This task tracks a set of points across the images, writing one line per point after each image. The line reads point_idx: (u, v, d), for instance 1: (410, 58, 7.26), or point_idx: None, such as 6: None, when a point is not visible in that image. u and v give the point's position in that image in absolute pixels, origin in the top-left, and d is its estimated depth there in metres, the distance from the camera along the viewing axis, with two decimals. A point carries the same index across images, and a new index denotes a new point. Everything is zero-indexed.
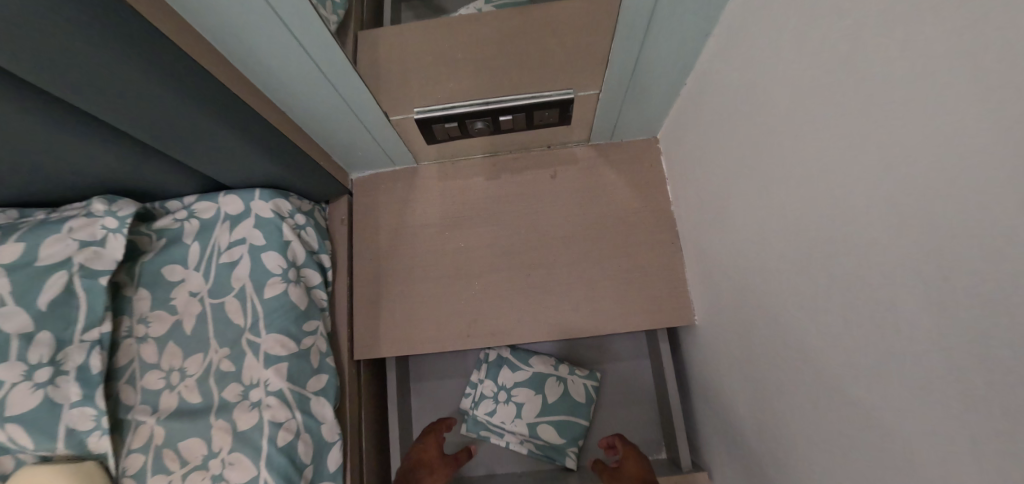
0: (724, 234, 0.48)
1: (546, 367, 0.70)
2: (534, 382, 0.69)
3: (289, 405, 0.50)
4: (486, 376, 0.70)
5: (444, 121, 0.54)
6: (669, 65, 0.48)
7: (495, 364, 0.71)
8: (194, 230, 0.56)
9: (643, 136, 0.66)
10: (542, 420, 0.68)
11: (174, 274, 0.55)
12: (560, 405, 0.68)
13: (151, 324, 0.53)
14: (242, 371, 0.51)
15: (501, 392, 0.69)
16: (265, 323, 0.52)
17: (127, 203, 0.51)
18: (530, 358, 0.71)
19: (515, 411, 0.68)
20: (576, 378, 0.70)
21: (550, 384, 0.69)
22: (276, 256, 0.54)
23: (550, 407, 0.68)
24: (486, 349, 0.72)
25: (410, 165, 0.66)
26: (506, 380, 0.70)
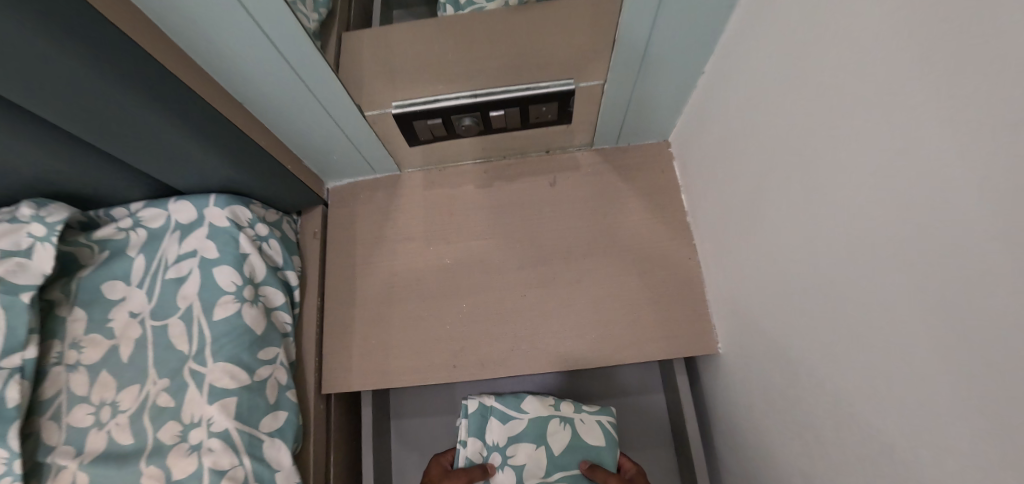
0: (755, 244, 0.40)
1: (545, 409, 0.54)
2: (533, 436, 0.52)
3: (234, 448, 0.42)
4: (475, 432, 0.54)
5: (426, 116, 0.48)
6: (687, 54, 0.42)
7: (478, 417, 0.55)
8: (141, 239, 0.49)
9: (653, 141, 0.59)
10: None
11: (112, 291, 0.48)
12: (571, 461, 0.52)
13: (80, 350, 0.45)
14: (182, 406, 0.43)
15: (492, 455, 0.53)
16: (214, 352, 0.44)
17: (58, 207, 0.44)
18: (522, 401, 0.54)
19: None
20: (586, 415, 0.54)
21: (555, 429, 0.53)
22: (231, 271, 0.47)
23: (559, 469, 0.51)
24: (466, 398, 0.56)
25: (392, 172, 0.59)
26: (498, 439, 0.53)
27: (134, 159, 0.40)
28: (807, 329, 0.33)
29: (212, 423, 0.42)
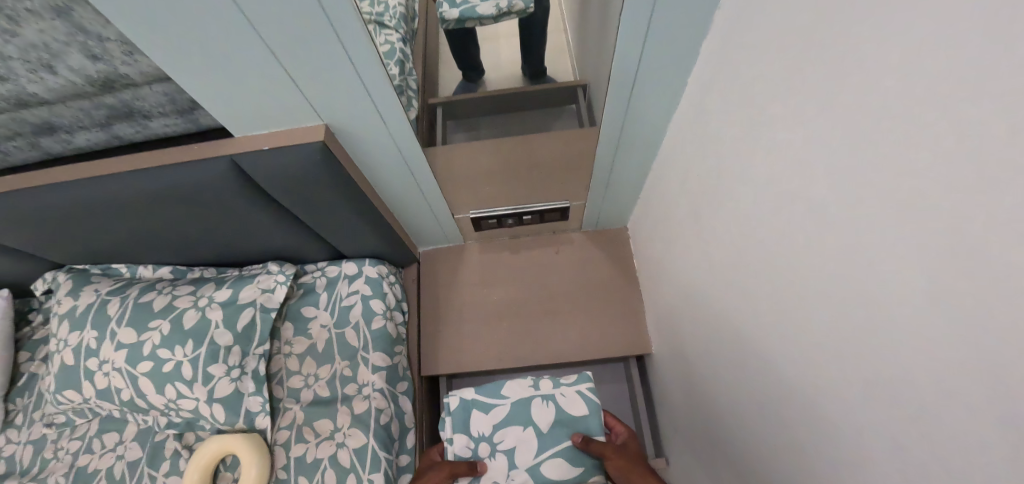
0: (662, 288, 0.82)
1: (525, 391, 0.67)
2: (522, 415, 0.65)
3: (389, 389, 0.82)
4: (460, 423, 0.66)
5: (488, 218, 0.93)
6: (625, 190, 0.87)
7: (460, 412, 0.66)
8: (324, 282, 0.89)
9: (620, 226, 1.01)
10: (546, 455, 0.62)
11: (310, 312, 0.87)
12: (558, 431, 0.63)
13: (293, 345, 0.85)
14: (355, 376, 0.82)
15: (481, 442, 0.64)
16: (372, 344, 0.85)
17: (289, 267, 0.85)
18: (502, 388, 0.68)
19: (507, 457, 0.63)
20: (565, 389, 0.66)
21: (537, 406, 0.66)
22: (379, 301, 0.88)
23: (547, 440, 0.63)
24: (445, 397, 0.67)
25: (461, 243, 1.03)
26: (484, 429, 0.65)
27: (342, 241, 0.84)
28: (682, 328, 0.74)
29: (374, 386, 0.81)
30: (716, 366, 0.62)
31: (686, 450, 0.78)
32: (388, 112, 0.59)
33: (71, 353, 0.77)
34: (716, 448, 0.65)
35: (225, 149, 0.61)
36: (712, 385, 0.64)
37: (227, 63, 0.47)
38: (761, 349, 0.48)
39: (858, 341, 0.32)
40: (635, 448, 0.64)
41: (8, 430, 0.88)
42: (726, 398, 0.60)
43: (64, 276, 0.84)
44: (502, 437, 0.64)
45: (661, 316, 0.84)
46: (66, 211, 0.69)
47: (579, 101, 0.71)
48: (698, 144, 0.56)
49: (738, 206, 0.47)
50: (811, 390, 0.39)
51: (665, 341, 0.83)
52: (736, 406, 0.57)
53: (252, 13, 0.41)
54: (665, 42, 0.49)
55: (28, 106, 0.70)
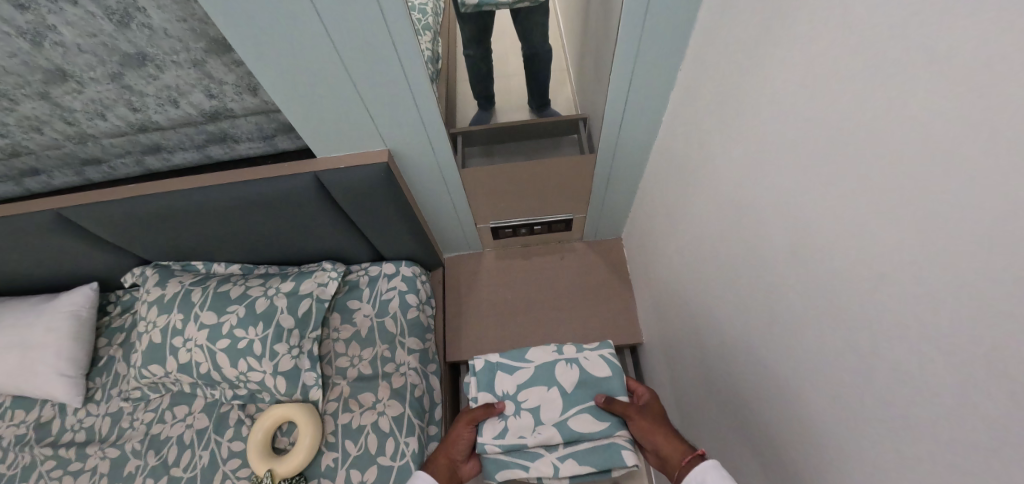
0: (656, 269, 1.07)
1: (549, 355, 0.83)
2: (545, 376, 0.80)
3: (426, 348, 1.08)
4: (484, 379, 0.81)
5: (504, 227, 1.22)
6: (619, 199, 1.17)
7: (487, 374, 0.82)
8: (366, 281, 1.13)
9: (614, 236, 1.34)
10: (574, 411, 0.76)
11: (355, 304, 1.10)
12: (586, 389, 0.78)
13: (340, 330, 1.07)
14: (393, 357, 1.03)
15: (506, 399, 0.79)
16: (407, 331, 1.07)
17: (339, 265, 1.09)
18: (526, 353, 0.84)
19: (535, 413, 0.77)
20: (589, 354, 0.82)
21: (563, 367, 0.81)
22: (414, 295, 1.12)
23: (573, 396, 0.78)
24: (474, 358, 0.84)
25: (479, 251, 1.33)
26: (507, 388, 0.80)
27: (386, 243, 1.09)
28: (671, 305, 1.00)
29: (410, 366, 1.02)
30: (694, 304, 0.87)
31: (673, 375, 1.02)
32: (432, 129, 0.83)
33: (159, 333, 0.99)
34: (695, 362, 0.89)
35: (312, 168, 0.86)
36: (706, 327, 0.82)
37: (330, 102, 0.74)
38: (722, 301, 0.74)
39: (799, 257, 0.51)
40: (658, 407, 0.75)
41: (89, 404, 1.05)
42: (713, 352, 0.80)
43: (151, 271, 1.06)
44: (527, 396, 0.78)
45: (653, 289, 1.10)
46: (178, 214, 0.89)
47: (580, 131, 0.95)
48: (677, 164, 0.86)
49: (711, 186, 0.71)
50: (756, 292, 0.62)
51: (656, 295, 1.09)
52: (706, 319, 0.81)
53: (355, 71, 0.69)
54: (645, 80, 0.78)
55: (141, 129, 0.89)
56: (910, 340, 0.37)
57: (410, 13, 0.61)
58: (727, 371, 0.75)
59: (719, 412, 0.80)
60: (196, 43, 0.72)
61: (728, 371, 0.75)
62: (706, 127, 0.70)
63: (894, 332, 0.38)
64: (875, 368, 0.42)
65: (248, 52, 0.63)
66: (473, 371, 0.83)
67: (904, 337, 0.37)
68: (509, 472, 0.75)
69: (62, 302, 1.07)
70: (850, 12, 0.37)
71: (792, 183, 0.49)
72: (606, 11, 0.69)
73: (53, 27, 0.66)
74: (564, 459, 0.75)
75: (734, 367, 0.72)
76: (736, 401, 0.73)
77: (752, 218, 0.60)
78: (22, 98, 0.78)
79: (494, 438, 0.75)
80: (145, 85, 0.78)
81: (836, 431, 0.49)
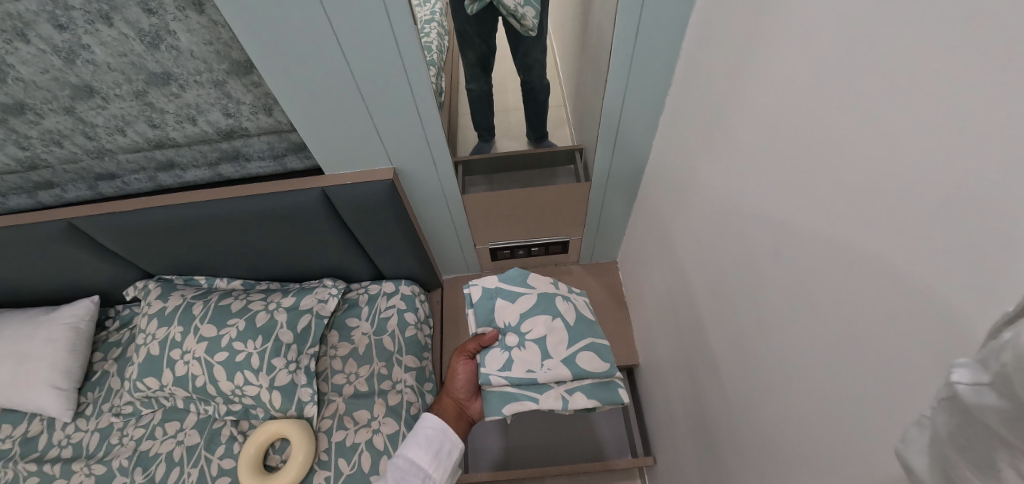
0: (649, 291, 1.10)
1: (548, 286, 0.92)
2: (546, 310, 0.88)
3: (424, 365, 1.10)
4: (482, 314, 0.90)
5: (502, 248, 1.25)
6: (613, 225, 1.22)
7: (486, 314, 0.90)
8: (365, 299, 1.15)
9: (608, 260, 1.40)
10: (577, 349, 0.85)
11: (353, 322, 1.12)
12: (582, 328, 0.88)
13: (338, 348, 1.08)
14: (390, 374, 1.04)
15: (508, 331, 0.87)
16: (405, 349, 1.09)
17: (340, 283, 1.11)
18: (531, 281, 0.92)
19: (539, 346, 0.84)
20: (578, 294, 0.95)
21: (559, 300, 0.91)
22: (412, 314, 1.14)
23: (574, 333, 0.87)
24: (471, 286, 0.93)
25: (477, 272, 1.36)
26: (506, 326, 0.87)
27: (386, 262, 1.12)
28: (665, 325, 1.02)
29: (406, 383, 1.04)
30: (687, 321, 0.89)
31: (673, 397, 1.01)
32: (437, 151, 0.88)
33: (158, 345, 1.00)
34: (694, 383, 0.89)
35: (320, 183, 0.89)
36: (701, 343, 0.83)
37: (342, 121, 0.79)
38: (713, 317, 0.77)
39: (787, 269, 0.53)
40: None
41: (78, 419, 1.05)
42: (707, 365, 0.82)
43: (153, 284, 1.07)
44: (530, 327, 0.86)
45: (648, 311, 1.12)
46: (184, 228, 0.92)
47: (578, 161, 1.00)
48: (666, 188, 0.90)
49: (701, 206, 0.75)
50: (748, 308, 0.64)
51: (654, 317, 1.09)
52: (701, 336, 0.83)
53: (366, 91, 0.73)
54: (637, 105, 0.84)
55: (158, 146, 0.93)
56: (893, 351, 0.38)
57: (420, 37, 0.66)
58: (725, 388, 0.75)
59: (718, 431, 0.80)
60: (220, 64, 0.77)
61: (727, 391, 0.75)
62: (696, 150, 0.74)
63: (879, 343, 0.40)
64: (859, 378, 0.44)
65: (270, 69, 0.68)
66: (473, 302, 0.92)
67: (888, 348, 0.39)
68: (517, 404, 0.81)
69: (61, 314, 1.08)
70: (827, 45, 0.41)
71: (778, 200, 0.53)
72: (597, 49, 0.75)
73: (86, 46, 0.71)
74: (572, 393, 0.83)
75: (731, 385, 0.73)
76: (737, 420, 0.72)
77: (741, 234, 0.64)
78: (48, 113, 0.82)
79: (500, 369, 0.83)
80: (167, 104, 0.83)
81: (824, 440, 0.51)
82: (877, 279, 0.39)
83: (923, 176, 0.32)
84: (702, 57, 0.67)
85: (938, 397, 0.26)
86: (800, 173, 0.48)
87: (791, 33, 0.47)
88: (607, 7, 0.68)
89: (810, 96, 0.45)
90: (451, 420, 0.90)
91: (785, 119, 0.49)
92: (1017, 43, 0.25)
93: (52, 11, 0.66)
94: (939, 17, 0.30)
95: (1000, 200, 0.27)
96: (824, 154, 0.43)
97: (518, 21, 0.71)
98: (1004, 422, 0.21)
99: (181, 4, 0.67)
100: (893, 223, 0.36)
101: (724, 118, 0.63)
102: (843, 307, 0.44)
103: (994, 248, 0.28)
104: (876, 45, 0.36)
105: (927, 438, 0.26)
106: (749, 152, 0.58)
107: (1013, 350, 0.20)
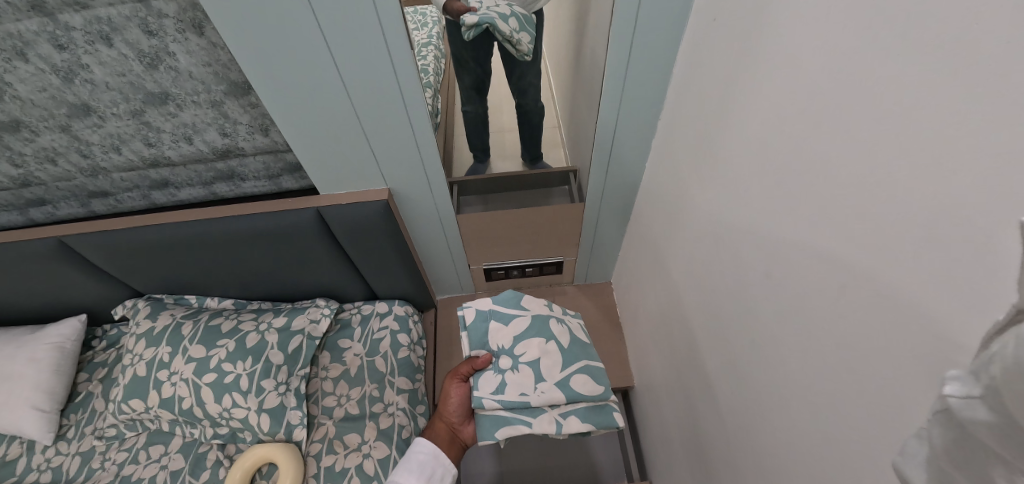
0: (644, 311, 1.10)
1: (542, 308, 0.92)
2: (541, 332, 0.87)
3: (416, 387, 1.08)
4: (476, 336, 0.89)
5: (496, 268, 1.25)
6: (607, 246, 1.22)
7: (480, 336, 0.89)
8: (358, 320, 1.15)
9: (602, 280, 1.40)
10: (571, 371, 0.84)
11: (345, 343, 1.10)
12: (577, 351, 0.87)
13: (329, 370, 1.06)
14: (383, 396, 1.03)
15: (501, 354, 0.86)
16: (398, 370, 1.08)
17: (333, 303, 1.10)
18: (524, 303, 0.92)
19: (533, 369, 0.83)
20: (570, 317, 0.95)
21: (553, 323, 0.90)
22: (405, 335, 1.13)
23: (568, 355, 0.86)
24: (464, 308, 0.93)
25: (471, 292, 1.35)
26: (500, 348, 0.87)
27: (380, 282, 1.11)
28: (660, 346, 1.01)
29: (398, 406, 1.03)
30: (681, 344, 0.89)
31: (668, 421, 1.00)
32: (433, 172, 0.88)
33: (145, 366, 0.99)
34: (689, 407, 0.88)
35: (315, 203, 0.89)
36: (697, 367, 0.82)
37: (339, 142, 0.79)
38: (708, 339, 0.76)
39: (780, 296, 0.54)
40: None
41: (59, 442, 1.02)
42: (701, 388, 0.81)
43: (143, 303, 1.06)
44: (524, 350, 0.85)
45: (643, 332, 1.12)
46: (177, 247, 0.91)
47: (571, 183, 1.00)
48: (659, 208, 0.90)
49: (693, 230, 0.76)
50: (742, 333, 0.64)
51: (649, 339, 1.08)
52: (695, 360, 0.83)
53: (363, 113, 0.74)
54: (629, 128, 0.85)
55: (153, 165, 0.93)
56: (888, 380, 0.38)
57: (416, 61, 0.67)
58: (721, 412, 0.74)
59: (714, 456, 0.79)
60: (217, 85, 0.78)
61: (722, 416, 0.74)
62: (688, 173, 0.75)
63: (873, 370, 0.40)
64: (853, 405, 0.44)
65: (268, 91, 0.69)
66: (466, 324, 0.91)
67: (883, 377, 0.39)
68: (510, 428, 0.80)
69: (47, 333, 1.06)
70: (816, 79, 0.43)
71: (770, 226, 0.54)
72: (592, 74, 0.77)
73: (85, 66, 0.72)
74: (566, 417, 0.82)
75: (727, 410, 0.72)
76: (732, 446, 0.71)
77: (734, 259, 0.64)
78: (43, 131, 0.82)
79: (493, 393, 0.82)
80: (163, 123, 0.84)
81: (819, 468, 0.50)
82: (872, 309, 0.39)
83: (913, 205, 0.33)
84: (693, 82, 0.69)
85: (933, 429, 0.26)
86: (792, 200, 0.49)
87: (782, 62, 0.48)
88: (600, 34, 0.69)
89: (801, 127, 0.46)
90: (443, 445, 0.89)
91: (777, 145, 0.50)
92: (999, 78, 0.26)
93: (52, 32, 0.66)
94: (928, 52, 0.30)
95: (986, 229, 0.28)
96: (817, 184, 0.44)
97: (514, 46, 0.73)
98: (999, 439, 0.21)
99: (181, 27, 0.68)
100: (886, 252, 0.37)
101: (716, 142, 0.64)
102: (836, 334, 0.44)
103: (984, 279, 0.28)
104: (866, 77, 0.36)
105: (928, 453, 0.26)
106: (740, 178, 0.59)
107: (1001, 362, 0.20)
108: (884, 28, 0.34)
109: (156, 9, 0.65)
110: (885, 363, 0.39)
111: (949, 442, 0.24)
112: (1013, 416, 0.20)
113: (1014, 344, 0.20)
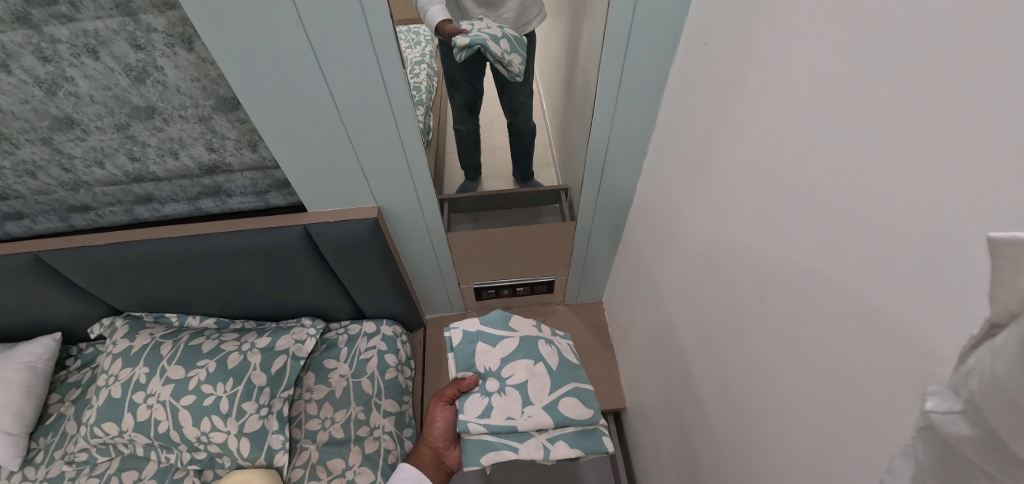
0: (636, 330, 1.09)
1: (531, 329, 0.90)
2: (530, 353, 0.86)
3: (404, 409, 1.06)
4: (464, 357, 0.87)
5: (486, 287, 1.24)
6: (598, 266, 1.22)
7: (467, 358, 0.87)
8: (345, 340, 1.12)
9: (594, 300, 1.39)
10: (560, 394, 0.82)
11: (331, 363, 1.08)
12: (567, 372, 0.85)
13: (313, 391, 1.04)
14: (367, 419, 1.01)
15: (489, 376, 0.84)
16: (385, 392, 1.06)
17: (319, 322, 1.08)
18: (513, 323, 0.90)
19: (521, 392, 0.82)
20: (559, 338, 0.93)
21: (542, 344, 0.88)
22: (392, 355, 1.11)
23: (557, 377, 0.84)
24: (449, 329, 0.91)
25: (461, 311, 1.34)
26: (487, 370, 0.85)
27: (366, 301, 1.09)
28: (653, 369, 0.99)
29: (384, 429, 1.01)
30: (674, 366, 0.88)
31: (661, 445, 0.99)
32: (423, 192, 0.88)
33: (121, 387, 0.95)
34: (682, 432, 0.86)
35: (302, 221, 0.87)
36: (688, 390, 0.82)
37: (327, 158, 0.78)
38: (701, 364, 0.75)
39: (770, 319, 0.53)
40: None
41: (27, 467, 0.98)
42: (694, 414, 0.80)
43: (121, 321, 1.02)
44: (512, 372, 0.84)
45: (635, 354, 1.11)
46: (155, 263, 0.88)
47: (563, 202, 0.99)
48: (651, 228, 0.90)
49: (684, 252, 0.76)
50: (732, 356, 0.64)
51: (641, 360, 1.07)
52: (688, 383, 0.81)
53: (353, 131, 0.74)
54: (619, 150, 0.85)
55: (136, 180, 0.91)
56: (877, 405, 0.38)
57: (408, 78, 0.66)
58: (714, 438, 0.73)
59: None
60: (206, 100, 0.77)
61: (716, 442, 0.72)
62: (678, 195, 0.75)
63: (861, 396, 0.40)
64: (844, 431, 0.43)
65: (254, 105, 0.67)
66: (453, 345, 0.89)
67: (871, 403, 0.38)
68: (496, 453, 0.78)
69: (18, 352, 1.02)
70: (801, 105, 0.43)
71: (759, 251, 0.53)
72: (582, 93, 0.77)
73: (70, 78, 0.70)
74: (554, 442, 0.80)
75: (719, 436, 0.71)
76: (724, 472, 0.70)
77: (724, 282, 0.63)
78: (23, 143, 0.80)
79: (479, 416, 0.80)
80: (149, 137, 0.82)
81: None
82: (860, 334, 0.39)
83: (898, 236, 0.33)
84: (683, 104, 0.69)
85: (917, 452, 0.25)
86: (779, 225, 0.48)
87: (768, 89, 0.48)
88: (593, 53, 0.69)
89: (789, 152, 0.45)
90: (427, 470, 0.87)
91: (764, 172, 0.50)
92: (974, 101, 0.26)
93: (37, 44, 0.65)
94: (912, 75, 0.30)
95: (963, 254, 0.28)
96: (806, 211, 0.44)
97: (505, 67, 0.72)
98: (981, 453, 0.20)
99: (170, 41, 0.67)
100: (871, 278, 0.36)
101: (706, 165, 0.64)
102: (826, 361, 0.44)
103: (964, 307, 0.28)
104: (849, 104, 0.36)
105: (909, 475, 0.25)
106: (729, 201, 0.59)
107: (978, 376, 0.20)
108: (867, 55, 0.34)
109: (145, 23, 0.64)
110: (871, 389, 0.38)
111: (931, 462, 0.23)
112: (995, 431, 0.19)
113: (990, 358, 0.20)
